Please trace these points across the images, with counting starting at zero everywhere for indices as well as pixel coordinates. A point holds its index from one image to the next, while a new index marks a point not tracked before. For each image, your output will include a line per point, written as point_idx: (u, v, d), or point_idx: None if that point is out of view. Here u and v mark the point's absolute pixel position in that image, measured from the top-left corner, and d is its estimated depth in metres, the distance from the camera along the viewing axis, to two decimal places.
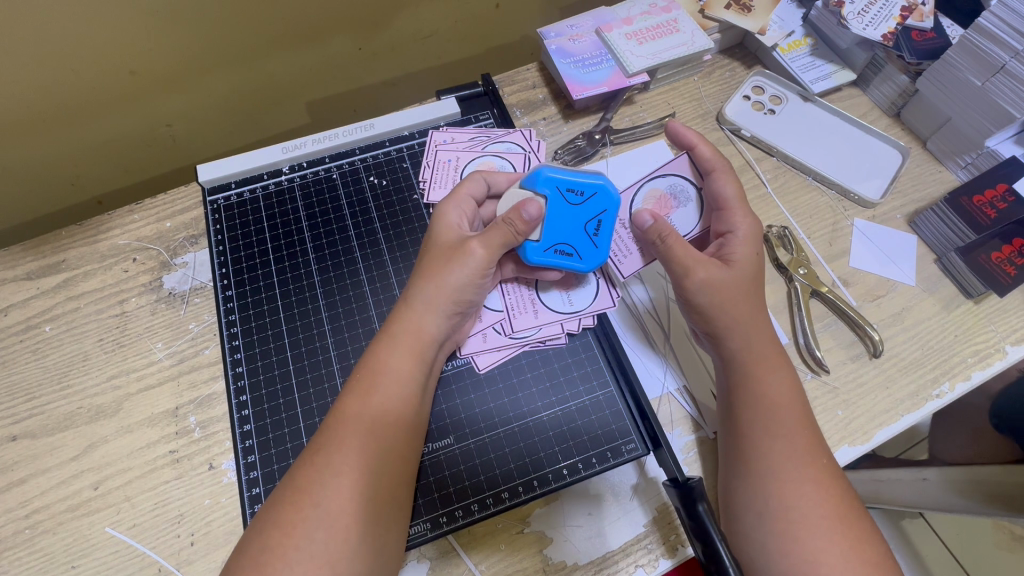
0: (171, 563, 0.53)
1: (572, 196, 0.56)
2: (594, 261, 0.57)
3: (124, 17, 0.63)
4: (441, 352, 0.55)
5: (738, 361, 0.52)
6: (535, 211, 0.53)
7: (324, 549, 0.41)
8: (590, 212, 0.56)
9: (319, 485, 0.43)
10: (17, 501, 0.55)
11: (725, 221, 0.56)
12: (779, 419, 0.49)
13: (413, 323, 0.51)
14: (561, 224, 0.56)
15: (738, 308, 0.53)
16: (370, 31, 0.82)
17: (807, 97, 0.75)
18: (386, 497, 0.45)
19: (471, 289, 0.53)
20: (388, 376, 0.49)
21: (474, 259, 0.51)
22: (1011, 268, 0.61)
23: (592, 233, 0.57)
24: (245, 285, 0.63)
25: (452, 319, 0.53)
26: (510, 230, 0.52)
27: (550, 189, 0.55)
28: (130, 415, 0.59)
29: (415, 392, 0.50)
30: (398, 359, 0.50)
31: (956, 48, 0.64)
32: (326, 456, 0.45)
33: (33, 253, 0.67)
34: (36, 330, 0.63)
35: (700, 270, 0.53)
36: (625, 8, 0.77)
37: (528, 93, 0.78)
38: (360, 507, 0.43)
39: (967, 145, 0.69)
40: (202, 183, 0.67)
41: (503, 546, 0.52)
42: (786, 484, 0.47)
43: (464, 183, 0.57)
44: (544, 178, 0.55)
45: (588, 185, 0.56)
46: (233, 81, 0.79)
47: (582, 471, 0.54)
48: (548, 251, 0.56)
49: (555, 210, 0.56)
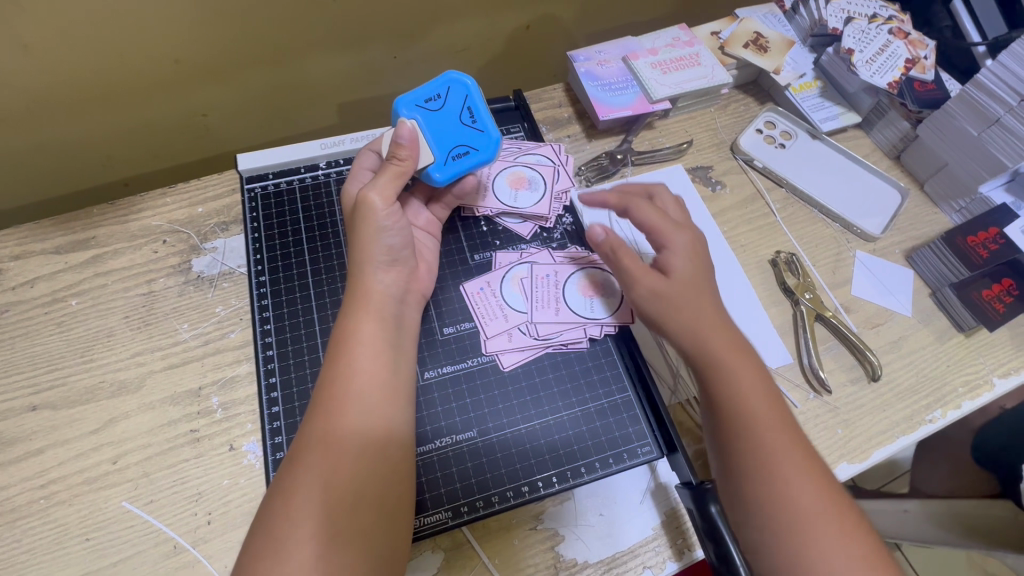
0: (186, 541, 0.53)
1: (431, 103, 0.61)
2: (491, 147, 0.61)
3: (179, 9, 0.66)
4: (405, 308, 0.57)
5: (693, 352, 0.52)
6: (409, 135, 0.58)
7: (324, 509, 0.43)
8: (454, 105, 0.61)
9: (310, 450, 0.46)
10: (34, 470, 0.55)
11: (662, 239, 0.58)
12: (752, 420, 0.48)
13: (363, 288, 0.54)
14: (444, 133, 0.61)
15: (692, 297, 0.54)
16: (407, 41, 0.85)
17: (816, 135, 0.81)
18: (376, 456, 0.47)
19: (388, 234, 0.55)
20: (357, 341, 0.51)
21: (372, 206, 0.54)
22: (1000, 306, 0.67)
23: (470, 122, 0.61)
24: (279, 271, 0.65)
25: (393, 270, 0.56)
26: (397, 167, 0.57)
27: (409, 110, 0.61)
28: (152, 392, 0.60)
29: (385, 351, 0.52)
30: (357, 322, 0.52)
31: (955, 99, 0.70)
32: (312, 424, 0.47)
33: (63, 228, 0.68)
34: (61, 303, 0.64)
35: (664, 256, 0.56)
36: (650, 40, 0.82)
37: (554, 110, 0.82)
38: (350, 466, 0.46)
39: (961, 190, 0.75)
40: (241, 171, 0.69)
41: (515, 541, 0.54)
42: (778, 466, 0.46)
43: (357, 158, 0.63)
44: (404, 105, 0.61)
45: (439, 86, 0.61)
46: (270, 77, 0.81)
47: (598, 470, 0.56)
48: (448, 162, 0.61)
49: (428, 123, 0.61)
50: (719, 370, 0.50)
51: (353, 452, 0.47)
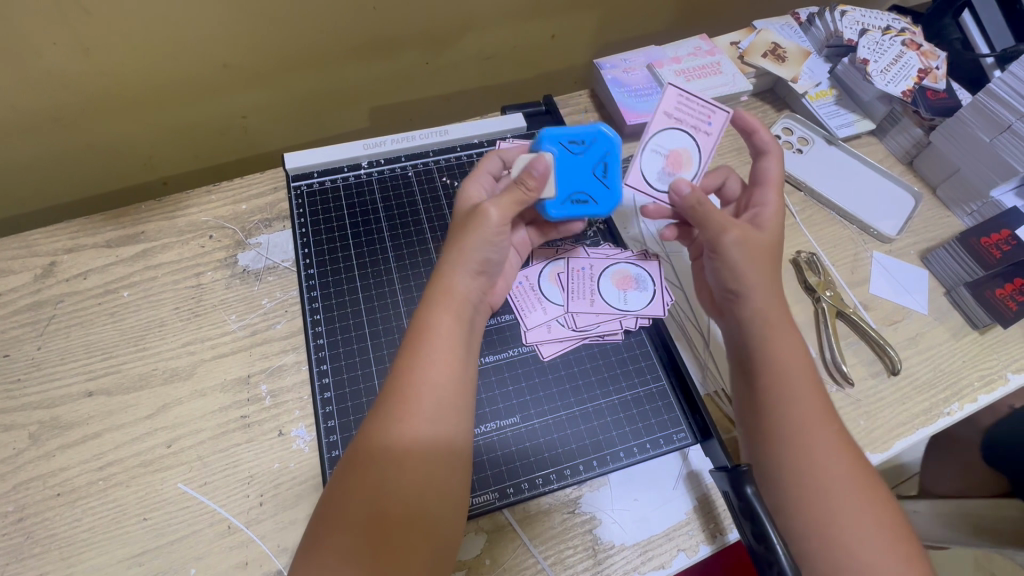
0: (239, 521, 0.55)
1: (574, 146, 0.63)
2: (608, 203, 0.64)
3: (232, 16, 0.69)
4: (479, 313, 0.59)
5: (771, 382, 0.54)
6: (543, 169, 0.59)
7: (400, 486, 0.46)
8: (594, 156, 0.63)
9: (381, 433, 0.48)
10: (92, 453, 0.57)
11: (761, 195, 0.62)
12: (816, 449, 0.51)
13: (448, 288, 0.55)
14: (571, 175, 0.63)
15: (777, 336, 0.56)
16: (439, 48, 0.89)
17: (831, 141, 0.84)
18: (446, 446, 0.49)
19: (488, 248, 0.57)
20: (436, 335, 0.53)
21: (489, 220, 0.55)
22: (1013, 303, 0.69)
23: (600, 176, 0.64)
24: (325, 264, 0.68)
25: (479, 278, 0.57)
26: (521, 189, 0.58)
27: (555, 146, 0.62)
28: (203, 379, 0.62)
29: (461, 348, 0.53)
30: (440, 319, 0.53)
31: (968, 107, 0.73)
32: (387, 409, 0.49)
33: (114, 222, 0.71)
34: (114, 294, 0.66)
35: (750, 274, 0.57)
36: (674, 49, 0.86)
37: (581, 116, 0.85)
38: (422, 451, 0.48)
39: (972, 195, 0.78)
40: (288, 169, 0.72)
41: (556, 523, 0.56)
42: (805, 458, 0.51)
43: (482, 162, 0.63)
44: (549, 138, 0.62)
45: (587, 134, 0.63)
46: (309, 82, 0.84)
47: (636, 455, 0.58)
48: (567, 203, 0.62)
49: (564, 163, 0.62)
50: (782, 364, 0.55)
51: (428, 439, 0.48)
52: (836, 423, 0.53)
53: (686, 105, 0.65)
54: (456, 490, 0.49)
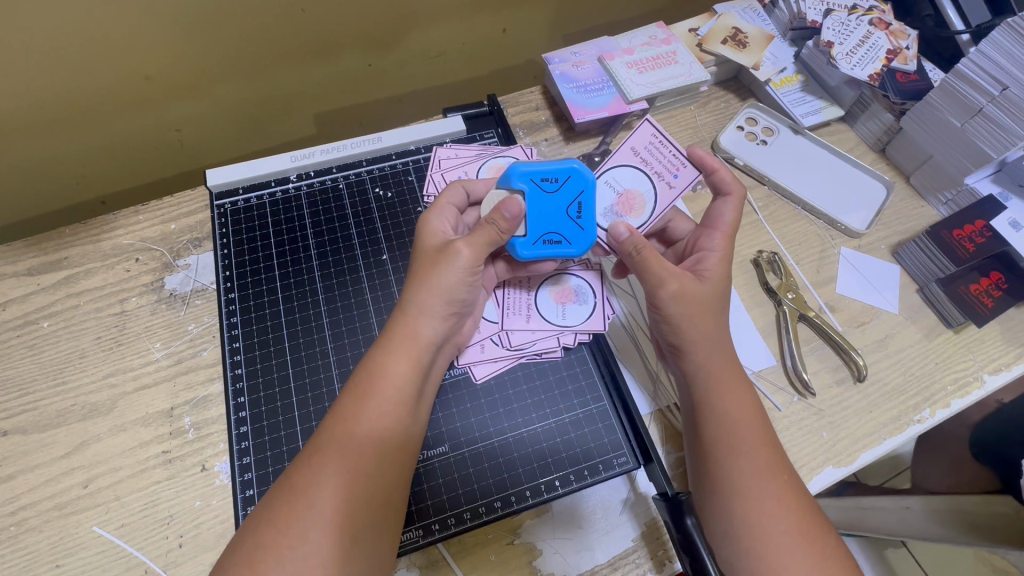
0: (158, 565, 0.53)
1: (547, 184, 0.57)
2: (584, 244, 0.59)
3: (144, 26, 0.65)
4: (440, 355, 0.55)
5: (715, 446, 0.50)
6: (516, 209, 0.53)
7: (330, 548, 0.42)
8: (568, 196, 0.58)
9: (313, 487, 0.44)
10: (4, 496, 0.55)
11: (707, 241, 0.57)
12: (761, 497, 0.47)
13: (410, 331, 0.51)
14: (544, 215, 0.57)
15: (720, 395, 0.52)
16: (380, 48, 0.84)
17: (798, 130, 0.79)
18: (382, 501, 0.46)
19: (462, 290, 0.53)
20: (389, 382, 0.49)
21: (461, 260, 0.52)
22: (989, 301, 0.65)
23: (576, 217, 0.58)
24: (248, 288, 0.64)
25: (449, 320, 0.54)
26: (493, 230, 0.53)
27: (525, 183, 0.57)
28: (124, 413, 0.59)
29: (412, 397, 0.50)
30: (396, 363, 0.50)
31: (936, 91, 0.68)
32: (327, 460, 0.45)
33: (35, 249, 0.67)
34: (33, 326, 0.63)
35: (691, 328, 0.53)
36: (627, 39, 0.81)
37: (531, 114, 0.81)
38: (356, 506, 0.44)
39: (947, 183, 0.73)
40: (210, 187, 0.69)
41: (492, 557, 0.53)
42: (749, 513, 0.47)
43: (446, 193, 0.59)
44: (518, 173, 0.57)
45: (562, 171, 0.57)
46: (243, 90, 0.80)
47: (572, 484, 0.55)
48: (538, 244, 0.58)
49: (535, 202, 0.57)
50: (722, 413, 0.51)
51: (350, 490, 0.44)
52: (789, 480, 0.49)
53: (658, 149, 0.63)
54: (382, 542, 0.46)
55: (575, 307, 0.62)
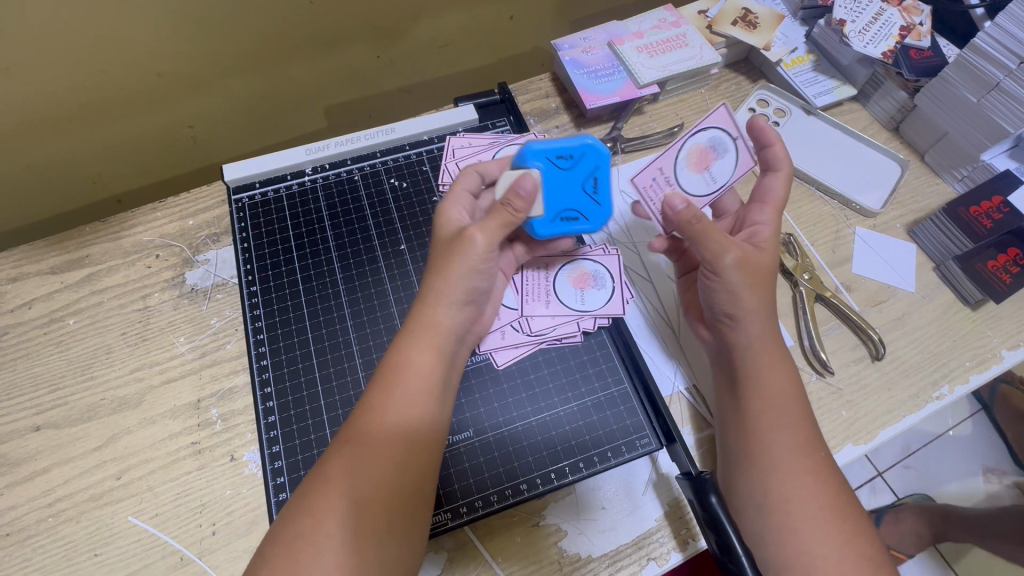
0: (193, 552, 0.54)
1: (562, 161, 0.58)
2: (601, 219, 0.59)
3: (157, 24, 0.65)
4: (463, 346, 0.56)
5: (759, 419, 0.50)
6: (530, 186, 0.54)
7: (361, 532, 0.43)
8: (584, 172, 0.59)
9: (346, 475, 0.45)
10: (40, 489, 0.56)
11: (758, 214, 0.58)
12: (786, 477, 0.48)
13: (433, 320, 0.52)
14: (561, 193, 0.58)
15: (768, 367, 0.52)
16: (390, 39, 0.84)
17: (810, 111, 0.78)
18: (410, 489, 0.46)
19: (475, 276, 0.53)
20: (414, 371, 0.50)
21: (475, 247, 0.52)
22: (1007, 277, 0.64)
23: (591, 193, 0.59)
24: (269, 281, 0.65)
25: (466, 309, 0.54)
26: (508, 211, 0.53)
27: (541, 161, 0.57)
28: (152, 406, 0.60)
29: (439, 387, 0.51)
30: (420, 353, 0.50)
31: (953, 66, 0.67)
32: (357, 450, 0.46)
33: (57, 247, 0.68)
34: (59, 323, 0.64)
35: (748, 296, 0.53)
36: (636, 22, 0.80)
37: (541, 101, 0.81)
38: (389, 495, 0.45)
39: (962, 159, 0.72)
40: (228, 182, 0.69)
41: (518, 539, 0.54)
42: (773, 491, 0.48)
43: (459, 179, 0.59)
44: (532, 152, 0.57)
45: (574, 148, 0.58)
46: (255, 85, 0.81)
47: (597, 465, 0.56)
48: (556, 221, 0.58)
49: (551, 180, 0.58)
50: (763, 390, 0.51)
51: (383, 476, 0.45)
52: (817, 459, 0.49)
53: None
54: (417, 526, 0.46)
55: (594, 293, 0.63)
